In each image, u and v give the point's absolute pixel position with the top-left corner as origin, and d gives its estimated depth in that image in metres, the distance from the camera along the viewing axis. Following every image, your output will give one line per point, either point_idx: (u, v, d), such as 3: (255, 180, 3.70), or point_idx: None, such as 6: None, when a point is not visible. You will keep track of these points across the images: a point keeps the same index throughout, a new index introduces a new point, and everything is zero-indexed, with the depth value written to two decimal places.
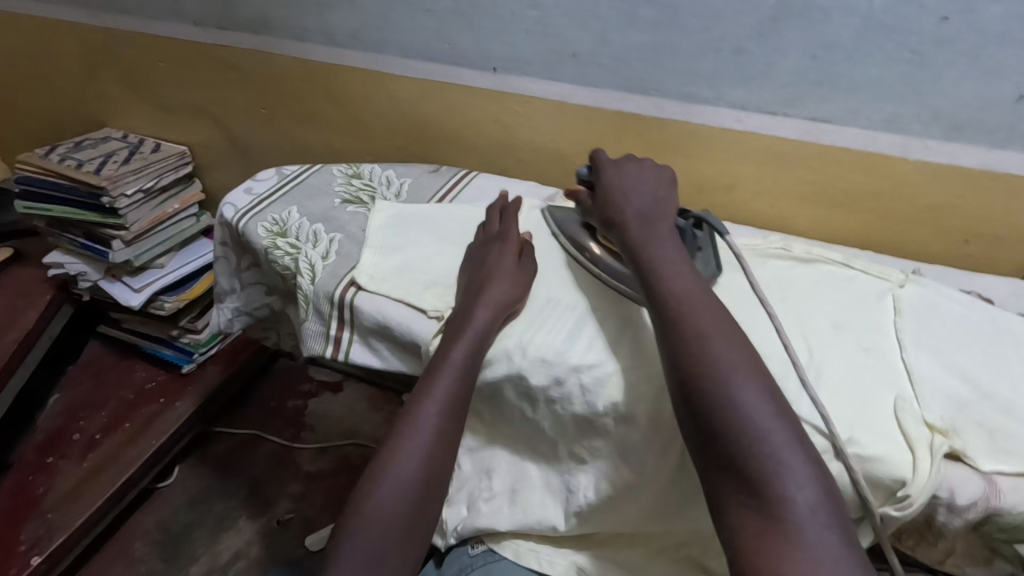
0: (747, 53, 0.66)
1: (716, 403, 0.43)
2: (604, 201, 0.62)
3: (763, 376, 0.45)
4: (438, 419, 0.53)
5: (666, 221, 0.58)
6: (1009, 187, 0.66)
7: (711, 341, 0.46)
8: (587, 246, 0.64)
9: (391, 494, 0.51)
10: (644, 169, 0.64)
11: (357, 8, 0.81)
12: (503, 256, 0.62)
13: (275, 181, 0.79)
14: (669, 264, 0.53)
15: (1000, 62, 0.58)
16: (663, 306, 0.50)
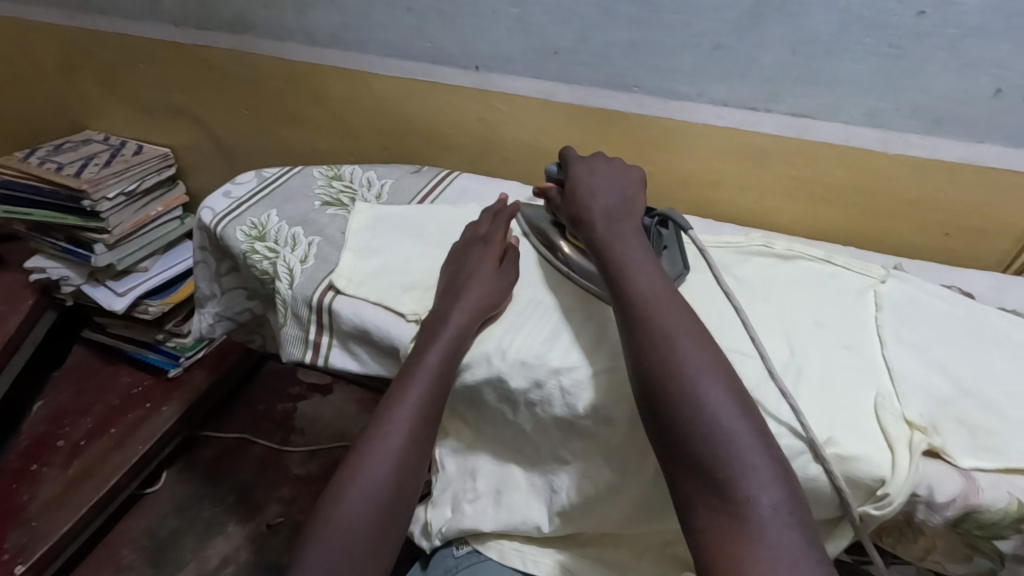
0: (728, 49, 0.65)
1: (681, 404, 0.43)
2: (570, 200, 0.61)
3: (728, 375, 0.45)
4: (413, 422, 0.53)
5: (631, 220, 0.58)
6: (989, 181, 0.65)
7: (676, 342, 0.46)
8: (555, 245, 0.63)
9: (360, 498, 0.50)
10: (615, 168, 0.63)
11: (335, 6, 0.80)
12: (485, 260, 0.62)
13: (253, 184, 0.78)
14: (635, 264, 0.53)
15: (978, 56, 0.58)
16: (629, 307, 0.50)
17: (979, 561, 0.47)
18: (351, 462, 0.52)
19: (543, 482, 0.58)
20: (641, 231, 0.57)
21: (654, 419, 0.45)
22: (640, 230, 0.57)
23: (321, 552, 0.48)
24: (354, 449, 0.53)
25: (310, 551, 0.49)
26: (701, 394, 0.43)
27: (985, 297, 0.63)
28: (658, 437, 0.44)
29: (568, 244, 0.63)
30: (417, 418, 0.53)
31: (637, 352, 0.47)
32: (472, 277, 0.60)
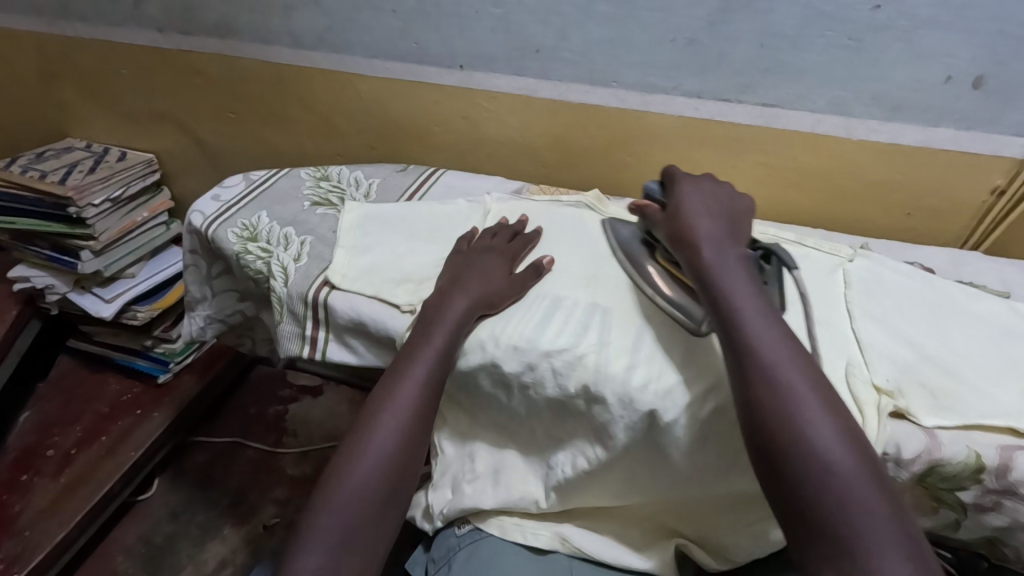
0: (700, 44, 0.69)
1: (807, 471, 0.41)
2: (670, 222, 0.58)
3: (860, 442, 0.43)
4: (412, 405, 0.55)
5: (738, 251, 0.54)
6: (945, 163, 0.70)
7: (800, 400, 0.44)
8: (645, 265, 0.62)
9: (363, 473, 0.52)
10: (716, 195, 0.59)
11: (321, 9, 0.82)
12: (485, 256, 0.64)
13: (242, 187, 0.79)
14: (748, 303, 0.49)
15: (931, 45, 0.62)
16: (745, 355, 0.46)
17: (943, 512, 0.51)
18: (354, 438, 0.54)
19: (539, 462, 0.61)
20: (749, 264, 0.53)
21: (774, 482, 0.43)
22: (748, 262, 0.53)
23: (324, 523, 0.50)
24: (358, 426, 0.55)
25: (314, 522, 0.51)
26: (829, 459, 0.41)
27: (944, 271, 0.67)
28: (778, 501, 0.42)
29: (659, 268, 0.61)
30: (421, 398, 0.55)
31: (754, 406, 0.44)
32: (477, 272, 0.62)
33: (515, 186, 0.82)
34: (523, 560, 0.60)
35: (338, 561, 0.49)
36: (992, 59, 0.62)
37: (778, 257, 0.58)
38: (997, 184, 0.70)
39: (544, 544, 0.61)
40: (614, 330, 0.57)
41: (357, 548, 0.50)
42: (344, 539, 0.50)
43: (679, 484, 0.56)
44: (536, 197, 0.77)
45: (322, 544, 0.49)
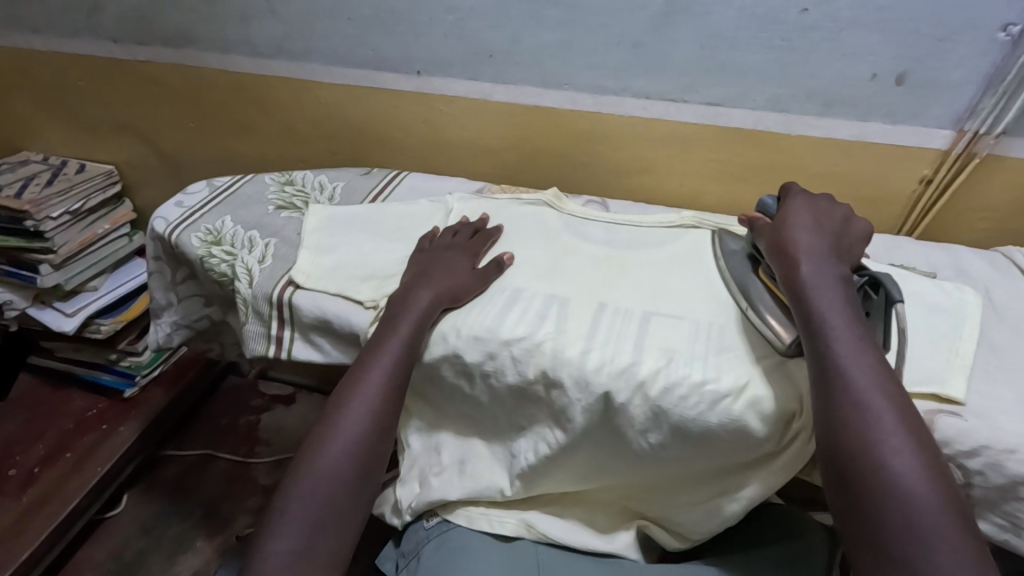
0: (644, 46, 0.72)
1: (884, 500, 0.43)
2: (774, 234, 0.59)
3: (943, 476, 0.44)
4: (378, 392, 0.56)
5: (839, 270, 0.54)
6: (876, 155, 0.75)
7: (887, 431, 0.45)
8: (745, 279, 0.62)
9: (333, 455, 0.53)
10: (824, 217, 0.60)
11: (278, 18, 0.83)
12: (456, 254, 0.67)
13: (205, 194, 0.80)
14: (842, 327, 0.50)
15: (855, 44, 0.67)
16: (836, 379, 0.48)
17: None
18: (324, 423, 0.56)
19: (503, 451, 0.63)
20: (851, 289, 0.53)
21: (850, 507, 0.45)
22: (849, 284, 0.54)
23: (297, 502, 0.52)
24: (327, 412, 0.57)
25: (287, 501, 0.52)
26: (908, 489, 0.43)
27: (878, 256, 0.71)
28: (852, 527, 0.44)
29: (759, 282, 0.61)
30: (388, 381, 0.57)
31: (838, 430, 0.46)
32: (444, 269, 0.64)
33: (476, 186, 0.84)
34: (490, 547, 0.62)
35: (311, 542, 0.50)
36: (910, 56, 0.67)
37: (884, 286, 0.53)
38: (924, 174, 0.75)
39: (510, 531, 0.63)
40: (571, 319, 0.60)
41: (328, 531, 0.51)
42: (317, 520, 0.51)
43: (638, 465, 0.58)
44: (497, 196, 0.80)
45: (295, 523, 0.51)
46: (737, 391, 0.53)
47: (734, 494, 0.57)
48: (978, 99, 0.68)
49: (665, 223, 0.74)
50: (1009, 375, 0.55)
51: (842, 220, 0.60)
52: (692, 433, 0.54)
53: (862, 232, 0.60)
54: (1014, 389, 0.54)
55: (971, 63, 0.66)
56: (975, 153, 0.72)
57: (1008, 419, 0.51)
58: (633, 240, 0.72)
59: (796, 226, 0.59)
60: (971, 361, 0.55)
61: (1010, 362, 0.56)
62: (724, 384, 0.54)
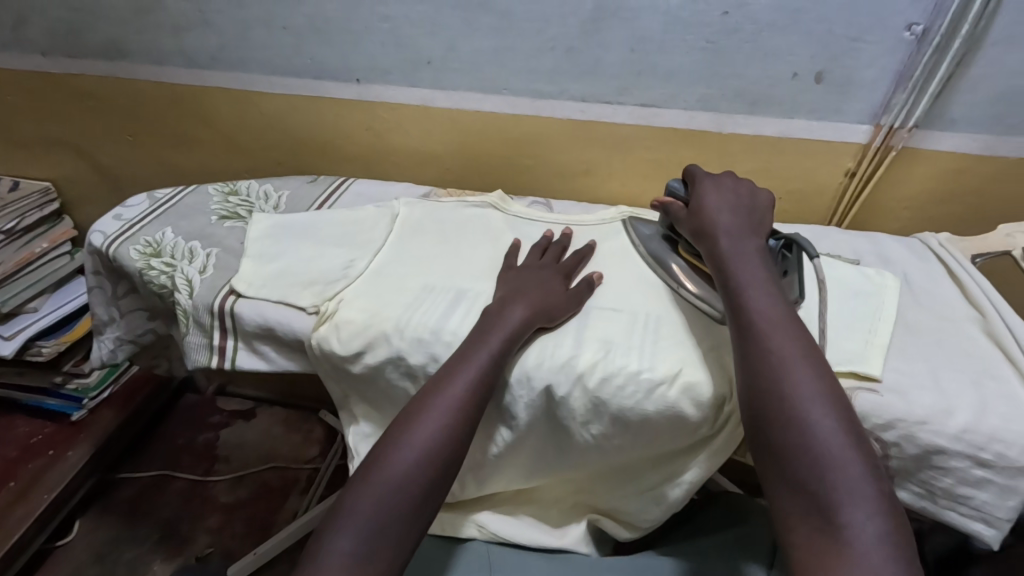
0: (578, 50, 0.74)
1: (787, 429, 0.44)
2: (693, 218, 0.61)
3: (845, 407, 0.45)
4: (461, 403, 0.53)
5: (752, 239, 0.57)
6: (801, 151, 0.78)
7: (790, 365, 0.47)
8: (668, 260, 0.67)
9: (408, 457, 0.50)
10: (734, 199, 0.61)
11: (212, 28, 0.83)
12: (553, 278, 0.64)
13: (146, 206, 0.79)
14: (754, 284, 0.53)
15: (775, 46, 0.70)
16: (747, 325, 0.50)
17: None
18: (402, 421, 0.53)
19: None
20: (765, 252, 0.57)
21: (760, 442, 0.46)
22: (766, 255, 0.57)
23: (362, 502, 0.49)
24: (410, 408, 0.54)
25: (354, 500, 0.49)
26: (807, 415, 0.44)
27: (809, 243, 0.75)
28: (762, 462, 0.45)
29: (685, 261, 0.66)
30: (469, 398, 0.53)
31: (748, 368, 0.48)
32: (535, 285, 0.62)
33: (423, 191, 0.85)
34: (442, 549, 0.64)
35: (372, 548, 0.47)
36: (828, 56, 0.70)
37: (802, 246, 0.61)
38: (848, 167, 0.79)
39: (462, 531, 0.66)
40: None
41: (388, 533, 0.48)
42: (380, 527, 0.48)
43: (583, 456, 0.60)
44: (444, 199, 0.81)
45: (355, 524, 0.48)
46: (670, 378, 0.55)
47: (677, 479, 0.58)
48: (892, 95, 0.71)
49: (608, 220, 0.77)
50: (923, 352, 0.58)
51: (748, 193, 0.62)
52: (630, 421, 0.56)
53: (767, 203, 0.63)
54: (927, 365, 0.57)
55: (883, 61, 0.69)
56: (892, 146, 0.76)
57: (921, 393, 0.54)
58: (576, 238, 0.74)
59: (711, 207, 0.61)
60: (888, 340, 0.59)
61: (924, 340, 0.60)
62: (658, 373, 0.55)
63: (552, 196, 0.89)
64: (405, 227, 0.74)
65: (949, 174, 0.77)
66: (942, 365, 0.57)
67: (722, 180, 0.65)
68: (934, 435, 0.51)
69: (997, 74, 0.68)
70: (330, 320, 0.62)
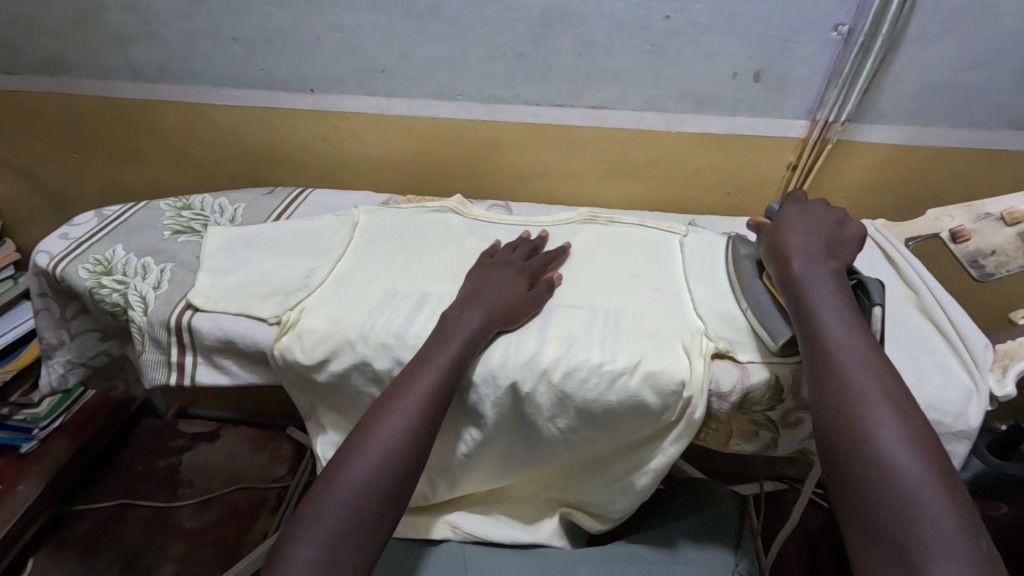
0: (529, 56, 0.76)
1: (870, 476, 0.44)
2: (771, 237, 0.62)
3: (935, 456, 0.44)
4: (425, 405, 0.53)
5: (830, 264, 0.57)
6: (746, 146, 0.82)
7: (872, 407, 0.46)
8: (749, 283, 0.64)
9: (369, 459, 0.51)
10: (812, 223, 0.61)
11: (158, 41, 0.81)
12: (513, 278, 0.65)
13: (94, 224, 0.76)
14: (830, 313, 0.52)
15: (715, 47, 0.73)
16: (823, 358, 0.50)
17: (762, 433, 0.60)
18: (365, 423, 0.53)
19: None
20: (841, 278, 0.56)
21: (840, 486, 0.45)
22: (839, 278, 0.56)
23: (327, 509, 0.49)
24: (368, 415, 0.54)
25: (320, 505, 0.49)
26: (889, 463, 0.43)
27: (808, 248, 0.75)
28: (844, 508, 0.45)
29: (764, 288, 0.62)
30: (428, 401, 0.53)
31: (826, 406, 0.48)
32: (494, 287, 0.63)
33: (383, 198, 0.85)
34: (415, 554, 0.64)
35: (335, 558, 0.47)
36: (764, 56, 0.73)
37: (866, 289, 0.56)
38: (790, 160, 0.83)
39: (435, 534, 0.66)
40: None
41: (354, 536, 0.48)
42: (342, 531, 0.48)
43: (552, 451, 0.61)
44: (404, 204, 0.82)
45: (320, 533, 0.48)
46: (631, 368, 0.56)
47: (643, 468, 0.60)
48: (824, 92, 0.75)
49: (565, 220, 0.79)
50: None
51: (836, 222, 0.62)
52: (595, 413, 0.57)
53: (855, 234, 0.62)
54: None
55: (815, 60, 0.73)
56: (829, 139, 0.80)
57: None
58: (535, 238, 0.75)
59: (789, 226, 0.61)
60: None
61: None
62: (622, 362, 0.57)
63: (512, 200, 0.91)
64: (364, 235, 0.75)
65: (882, 162, 0.83)
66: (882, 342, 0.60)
67: (809, 205, 0.65)
68: None
69: (918, 69, 0.73)
70: (292, 330, 0.62)
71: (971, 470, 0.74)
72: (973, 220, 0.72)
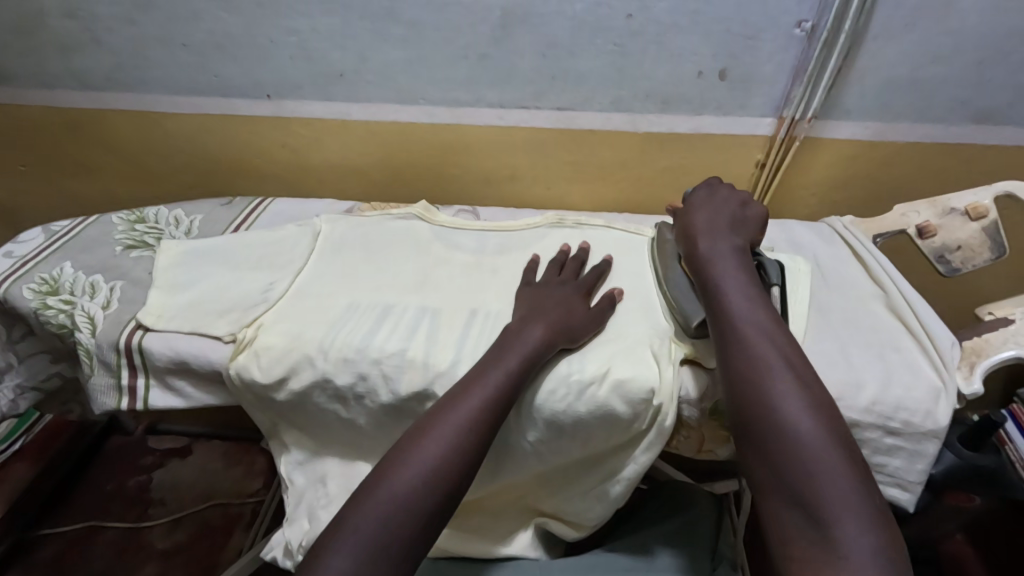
0: (490, 57, 0.74)
1: (779, 440, 0.43)
2: (682, 222, 0.64)
3: (832, 417, 0.44)
4: (468, 426, 0.50)
5: (735, 243, 0.59)
6: (714, 145, 0.81)
7: (776, 377, 0.46)
8: (668, 269, 0.65)
9: (412, 474, 0.47)
10: (719, 208, 0.63)
11: (103, 48, 0.78)
12: (573, 296, 0.62)
13: (41, 240, 0.73)
14: (738, 291, 0.53)
15: (679, 46, 0.72)
16: (732, 331, 0.51)
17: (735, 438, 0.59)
18: (402, 444, 0.49)
19: None
20: (744, 255, 0.58)
21: (751, 456, 0.45)
22: (742, 254, 0.58)
23: (361, 523, 0.44)
24: (412, 430, 0.50)
25: (356, 518, 0.45)
26: (796, 426, 0.43)
27: (778, 247, 0.74)
28: (756, 479, 0.44)
29: (681, 271, 0.63)
30: (480, 417, 0.50)
31: (734, 376, 0.48)
32: (556, 304, 0.60)
33: (346, 205, 0.83)
34: None
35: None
36: (728, 54, 0.72)
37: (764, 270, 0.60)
38: (758, 158, 0.82)
39: None
40: (442, 329, 0.61)
41: (387, 561, 0.44)
42: (373, 550, 0.43)
43: (526, 464, 0.60)
44: (368, 212, 0.80)
45: (353, 549, 0.43)
46: (600, 377, 0.55)
47: (616, 476, 0.59)
48: (790, 88, 0.75)
49: (534, 224, 0.77)
50: (833, 329, 0.61)
51: (740, 203, 0.64)
52: (564, 424, 0.56)
53: (759, 216, 0.63)
54: (838, 342, 0.59)
55: (779, 58, 0.72)
56: (796, 137, 0.80)
57: (833, 369, 0.56)
58: (503, 242, 0.74)
59: (696, 210, 0.64)
60: (802, 326, 0.60)
61: (833, 317, 0.62)
62: (589, 371, 0.56)
63: (481, 203, 0.90)
64: (327, 244, 0.72)
65: (848, 158, 0.83)
66: (851, 341, 0.59)
67: (717, 188, 0.67)
68: (848, 410, 0.54)
69: (881, 65, 0.73)
70: (249, 347, 0.60)
71: (945, 464, 0.73)
72: (938, 215, 0.72)
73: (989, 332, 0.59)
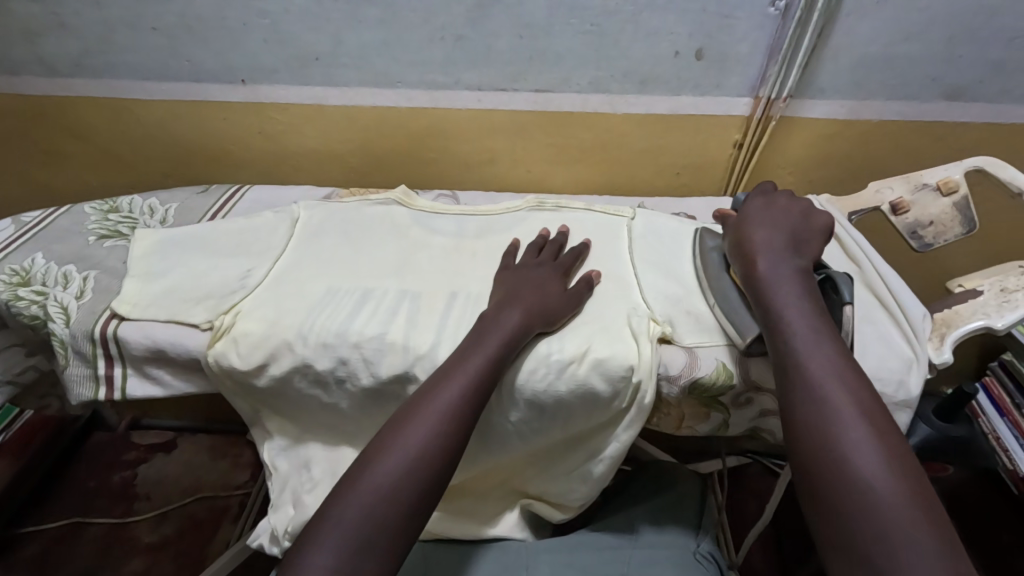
0: (467, 39, 0.74)
1: (847, 498, 0.40)
2: (736, 232, 0.60)
3: (911, 474, 0.40)
4: (445, 424, 0.49)
5: (796, 262, 0.55)
6: (692, 125, 0.82)
7: (846, 425, 0.42)
8: (716, 277, 0.62)
9: (399, 456, 0.47)
10: (779, 220, 0.59)
11: (69, 32, 0.75)
12: (551, 278, 0.62)
13: (11, 231, 0.71)
14: (801, 319, 0.49)
15: (657, 25, 0.71)
16: (796, 368, 0.47)
17: (713, 415, 0.60)
18: (391, 425, 0.50)
19: None
20: (807, 275, 0.54)
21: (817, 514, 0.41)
22: (806, 274, 0.54)
23: (347, 513, 0.45)
24: (395, 417, 0.50)
25: (342, 505, 0.45)
26: (869, 483, 0.40)
27: None
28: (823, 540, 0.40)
29: (730, 283, 0.60)
30: (462, 405, 0.50)
31: (800, 421, 0.44)
32: (532, 287, 0.60)
33: (323, 192, 0.82)
34: None
35: (356, 564, 0.43)
36: (705, 34, 0.72)
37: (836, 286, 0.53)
38: (736, 138, 0.83)
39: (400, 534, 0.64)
40: (422, 311, 0.61)
41: (375, 548, 0.44)
42: (361, 538, 0.44)
43: (510, 447, 0.60)
44: (346, 198, 0.79)
45: (340, 539, 0.44)
46: (579, 357, 0.56)
47: (599, 456, 0.59)
48: (766, 67, 0.75)
49: (513, 207, 0.77)
50: None
51: (802, 212, 0.60)
52: (546, 405, 0.56)
53: (823, 225, 0.60)
54: None
55: (756, 36, 0.72)
56: (772, 116, 0.80)
57: None
58: (484, 225, 0.74)
59: (754, 220, 0.60)
60: None
61: None
62: (566, 352, 0.56)
63: (463, 187, 0.90)
64: (306, 230, 0.72)
65: (824, 136, 0.84)
66: None
67: (774, 196, 0.63)
68: None
69: (856, 43, 0.73)
70: (226, 335, 0.59)
71: (921, 436, 0.75)
72: (911, 191, 0.73)
73: (959, 304, 0.61)
